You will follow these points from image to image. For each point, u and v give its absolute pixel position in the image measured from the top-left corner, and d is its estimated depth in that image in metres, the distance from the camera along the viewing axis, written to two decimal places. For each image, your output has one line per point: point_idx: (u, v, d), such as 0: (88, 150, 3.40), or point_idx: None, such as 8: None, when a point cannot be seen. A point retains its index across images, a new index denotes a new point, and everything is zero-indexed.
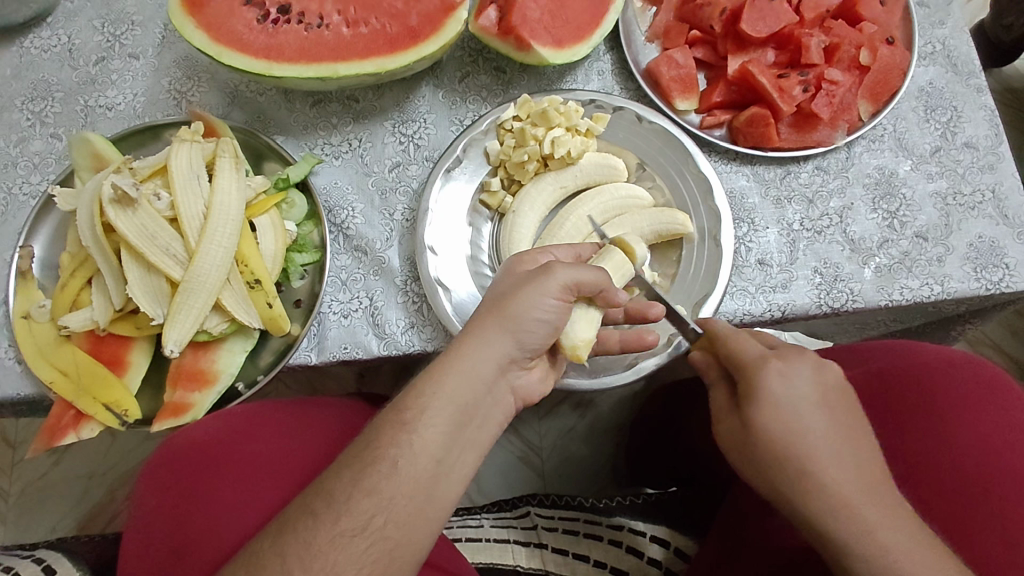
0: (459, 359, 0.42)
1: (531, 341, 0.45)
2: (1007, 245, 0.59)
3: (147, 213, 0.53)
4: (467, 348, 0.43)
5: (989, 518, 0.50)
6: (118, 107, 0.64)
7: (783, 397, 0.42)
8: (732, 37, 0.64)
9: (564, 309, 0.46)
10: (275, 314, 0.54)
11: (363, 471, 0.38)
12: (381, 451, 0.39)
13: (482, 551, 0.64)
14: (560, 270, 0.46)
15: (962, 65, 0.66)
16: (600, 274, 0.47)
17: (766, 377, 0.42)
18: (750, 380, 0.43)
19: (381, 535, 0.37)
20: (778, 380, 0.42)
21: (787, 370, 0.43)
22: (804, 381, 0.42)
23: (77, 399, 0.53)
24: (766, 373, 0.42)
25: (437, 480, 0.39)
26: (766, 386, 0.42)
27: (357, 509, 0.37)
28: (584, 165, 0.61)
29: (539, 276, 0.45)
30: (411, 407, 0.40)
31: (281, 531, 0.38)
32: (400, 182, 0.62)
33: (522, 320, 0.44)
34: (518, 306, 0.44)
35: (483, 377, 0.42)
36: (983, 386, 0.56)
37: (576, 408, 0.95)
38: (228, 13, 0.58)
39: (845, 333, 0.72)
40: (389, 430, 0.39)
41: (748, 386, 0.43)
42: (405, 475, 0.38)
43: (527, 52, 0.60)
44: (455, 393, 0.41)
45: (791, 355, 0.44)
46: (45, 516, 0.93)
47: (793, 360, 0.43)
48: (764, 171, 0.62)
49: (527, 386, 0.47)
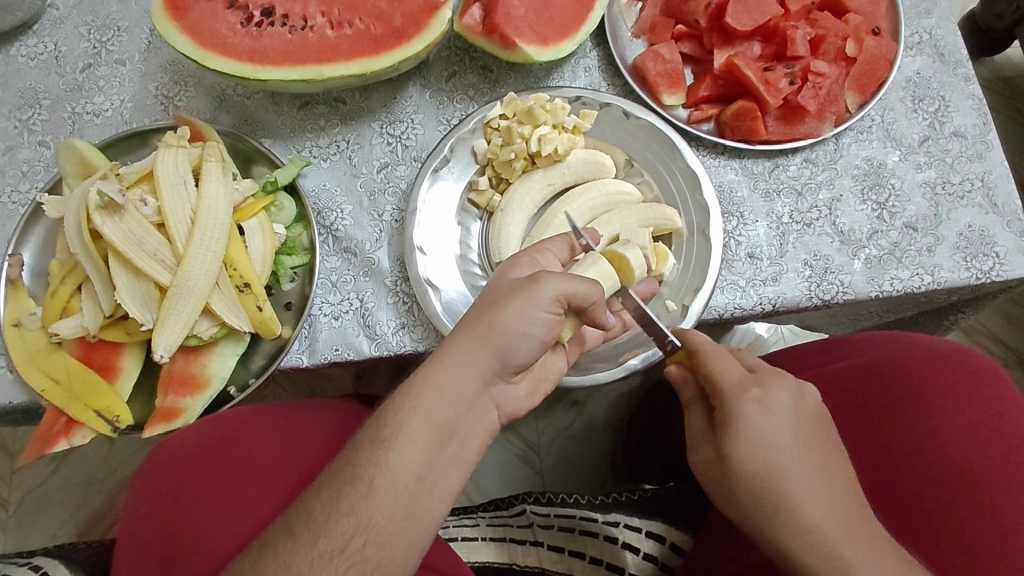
0: (441, 374, 0.42)
1: (518, 353, 0.44)
2: (997, 234, 0.59)
3: (134, 219, 0.53)
4: (446, 363, 0.43)
5: (976, 509, 0.50)
6: (106, 113, 0.64)
7: (766, 428, 0.42)
8: (717, 31, 0.64)
9: (554, 322, 0.45)
10: (265, 318, 0.55)
11: (341, 491, 0.39)
12: (359, 470, 0.39)
13: (478, 550, 0.67)
14: (548, 281, 0.44)
15: (949, 55, 0.66)
16: (589, 284, 0.46)
17: (747, 409, 0.42)
18: (728, 409, 0.43)
19: (359, 557, 0.38)
20: (755, 408, 0.42)
21: (765, 398, 0.43)
22: (786, 410, 0.43)
23: (69, 406, 0.53)
24: (744, 403, 0.43)
25: (417, 498, 0.40)
26: (740, 414, 0.42)
27: (336, 531, 0.38)
28: (572, 161, 0.61)
29: (526, 289, 0.44)
30: (390, 424, 0.41)
31: (261, 551, 0.39)
32: (388, 183, 0.62)
33: (509, 334, 0.43)
34: (506, 320, 0.43)
35: (466, 392, 0.43)
36: (972, 376, 0.56)
37: (572, 407, 0.95)
38: (211, 17, 0.58)
39: (839, 325, 0.72)
40: (367, 448, 0.40)
41: (724, 414, 0.43)
42: (384, 493, 0.39)
43: (512, 51, 0.60)
44: (435, 408, 0.41)
45: (770, 381, 0.44)
46: (46, 524, 0.94)
47: (771, 387, 0.44)
48: (752, 164, 0.62)
49: (513, 401, 0.47)
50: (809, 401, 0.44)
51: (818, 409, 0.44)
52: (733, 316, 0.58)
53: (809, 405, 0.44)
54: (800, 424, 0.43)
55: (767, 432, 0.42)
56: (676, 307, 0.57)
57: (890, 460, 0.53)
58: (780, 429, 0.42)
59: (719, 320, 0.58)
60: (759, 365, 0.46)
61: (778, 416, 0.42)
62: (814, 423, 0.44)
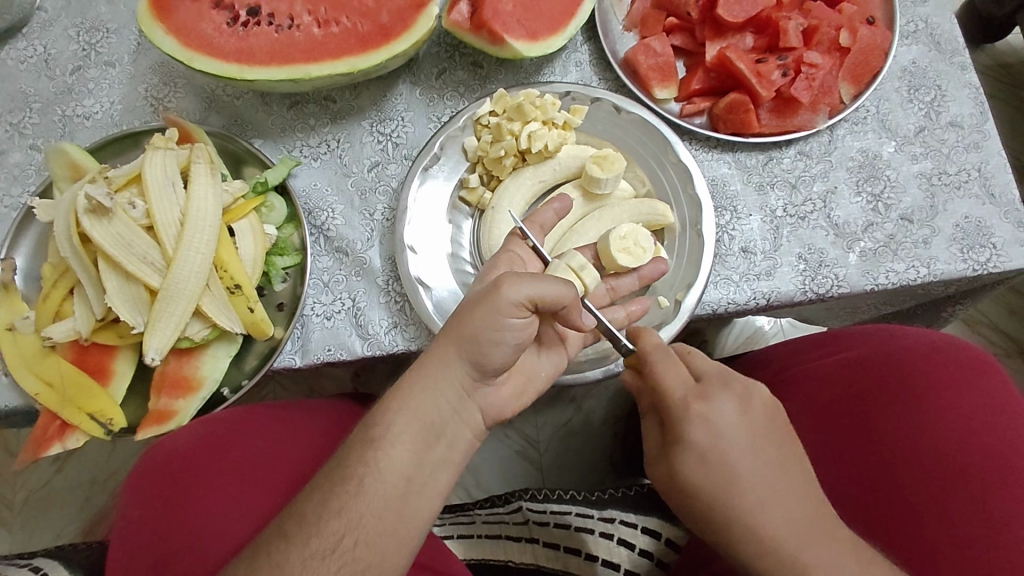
0: (421, 376, 0.42)
1: (494, 357, 0.44)
2: (994, 225, 0.59)
3: (123, 222, 0.53)
4: (429, 363, 0.43)
5: (967, 502, 0.50)
6: (96, 115, 0.64)
7: (709, 445, 0.42)
8: (709, 23, 0.63)
9: (524, 326, 0.44)
10: (256, 319, 0.54)
11: (333, 490, 0.39)
12: (350, 469, 0.40)
13: (474, 547, 0.69)
14: (510, 286, 0.43)
15: (945, 43, 0.65)
16: (560, 291, 0.44)
17: (692, 425, 0.43)
18: (675, 424, 0.43)
19: (352, 556, 0.38)
20: (700, 425, 0.43)
21: (708, 412, 0.43)
22: (732, 421, 0.43)
23: (62, 409, 0.53)
24: (687, 420, 0.43)
25: (407, 497, 0.40)
26: (689, 431, 0.43)
27: (328, 531, 0.38)
28: (561, 158, 0.60)
29: (489, 296, 0.43)
30: (380, 425, 0.41)
31: (253, 555, 0.39)
32: (379, 182, 0.62)
33: (476, 343, 0.43)
34: (470, 330, 0.43)
35: (447, 398, 0.43)
36: (966, 369, 0.55)
37: (572, 401, 0.95)
38: (198, 17, 0.58)
39: (837, 318, 0.71)
40: (358, 448, 0.40)
41: (673, 429, 0.44)
42: (373, 492, 0.39)
43: (501, 46, 0.59)
44: (422, 411, 0.42)
45: (714, 393, 0.44)
46: (50, 523, 0.94)
47: (714, 399, 0.43)
48: (746, 158, 0.62)
49: (498, 402, 0.47)
50: (756, 405, 0.44)
51: (766, 414, 0.44)
52: (727, 311, 0.58)
53: (754, 414, 0.44)
54: (749, 435, 0.43)
55: (709, 447, 0.42)
56: (668, 303, 0.56)
57: (881, 455, 0.53)
58: (722, 442, 0.42)
59: (713, 315, 0.58)
60: (707, 373, 0.46)
61: (724, 430, 0.43)
62: (766, 427, 0.44)
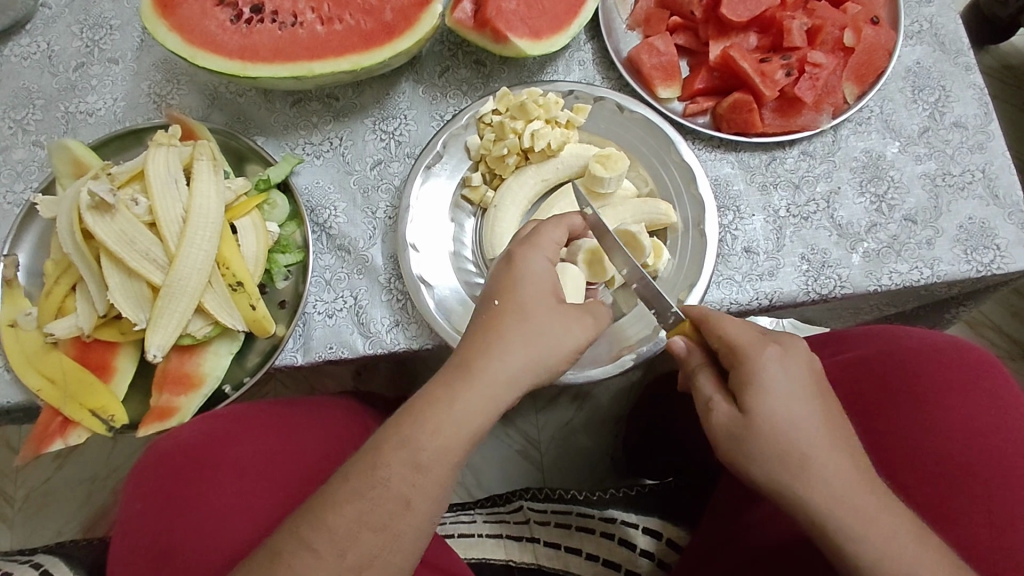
0: (484, 395, 0.40)
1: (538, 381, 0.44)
2: (998, 226, 0.59)
3: (125, 218, 0.53)
4: (492, 385, 0.40)
5: (972, 502, 0.50)
6: (99, 112, 0.64)
7: (781, 387, 0.41)
8: (712, 23, 0.63)
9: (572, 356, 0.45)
10: (258, 316, 0.54)
11: (337, 483, 0.39)
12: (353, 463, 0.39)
13: (474, 547, 0.66)
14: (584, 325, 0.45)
15: (950, 44, 0.65)
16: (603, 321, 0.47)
17: (767, 364, 0.41)
18: (746, 365, 0.41)
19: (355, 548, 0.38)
20: (775, 367, 0.41)
21: (783, 356, 0.42)
22: (802, 371, 0.42)
23: (64, 405, 0.53)
24: (763, 360, 0.41)
25: None
26: (762, 371, 0.41)
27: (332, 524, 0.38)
28: (564, 157, 0.60)
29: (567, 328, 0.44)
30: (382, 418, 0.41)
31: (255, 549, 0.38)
32: (382, 180, 0.62)
33: (541, 371, 0.43)
34: (545, 358, 0.42)
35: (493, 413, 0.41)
36: (969, 369, 0.55)
37: (574, 401, 0.94)
38: (201, 14, 0.58)
39: (839, 319, 0.71)
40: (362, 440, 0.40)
41: (743, 374, 0.41)
42: None
43: (504, 45, 0.59)
44: (461, 421, 0.39)
45: (786, 341, 0.43)
46: (51, 519, 0.95)
47: (787, 347, 0.43)
48: (749, 158, 0.61)
49: None
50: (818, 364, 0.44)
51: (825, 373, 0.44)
52: (730, 310, 0.58)
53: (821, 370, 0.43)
54: (816, 383, 0.42)
55: (778, 391, 0.40)
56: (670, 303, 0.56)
57: (884, 455, 0.53)
58: (792, 390, 0.41)
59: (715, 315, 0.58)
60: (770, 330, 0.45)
61: (792, 377, 0.41)
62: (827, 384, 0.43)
